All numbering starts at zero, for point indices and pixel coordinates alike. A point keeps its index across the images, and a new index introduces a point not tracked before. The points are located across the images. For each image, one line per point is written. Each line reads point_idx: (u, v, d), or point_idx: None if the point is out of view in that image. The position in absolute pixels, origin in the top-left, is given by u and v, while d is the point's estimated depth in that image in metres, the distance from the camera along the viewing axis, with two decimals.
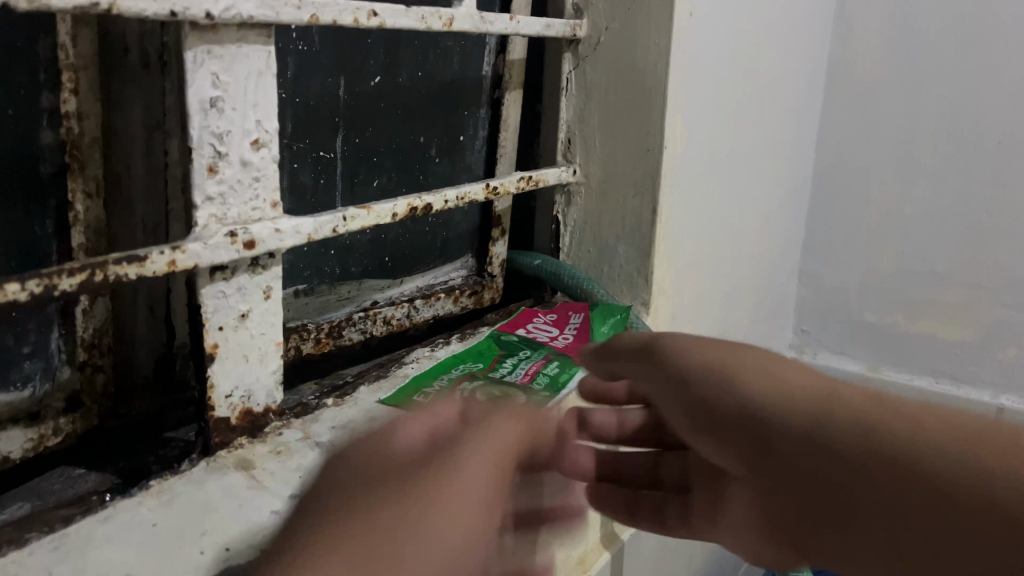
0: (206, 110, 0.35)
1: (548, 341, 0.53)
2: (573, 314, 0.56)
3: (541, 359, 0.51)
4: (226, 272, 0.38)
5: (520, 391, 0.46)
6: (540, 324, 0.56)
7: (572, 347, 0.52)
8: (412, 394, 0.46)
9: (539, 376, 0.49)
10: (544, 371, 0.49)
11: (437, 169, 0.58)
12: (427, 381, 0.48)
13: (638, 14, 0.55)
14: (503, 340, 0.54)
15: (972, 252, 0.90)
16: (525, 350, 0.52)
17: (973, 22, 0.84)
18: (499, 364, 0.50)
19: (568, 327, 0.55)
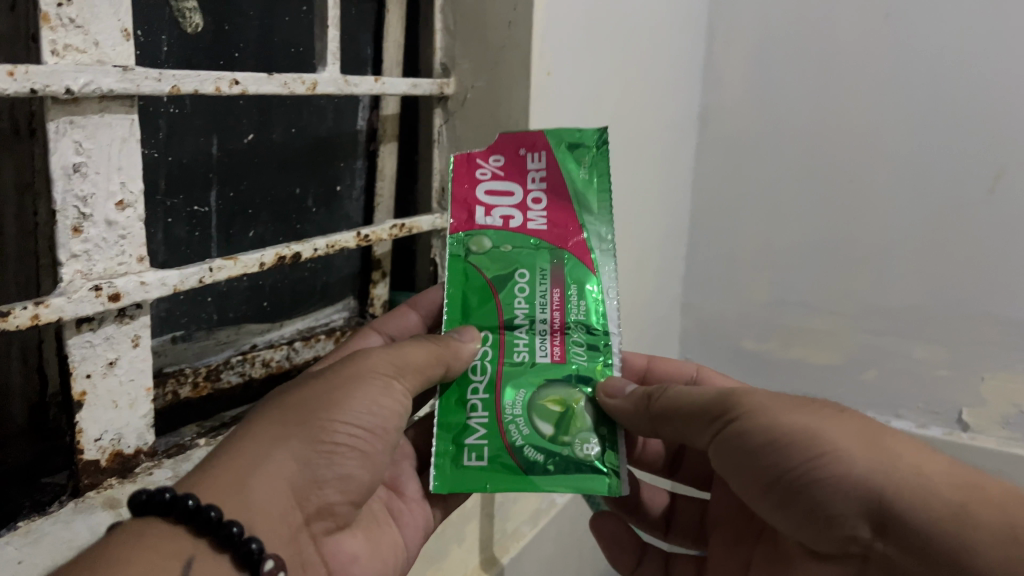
0: (69, 176, 0.38)
1: (543, 228, 0.49)
2: (533, 154, 0.50)
3: (554, 293, 0.48)
4: (93, 323, 0.40)
5: (576, 396, 0.46)
6: (501, 174, 0.50)
7: (559, 219, 0.50)
8: (459, 465, 0.44)
9: (572, 344, 0.47)
10: (569, 319, 0.48)
11: (314, 218, 0.63)
12: (460, 429, 0.45)
13: (500, 74, 0.60)
14: (487, 274, 0.49)
15: (832, 282, 0.97)
16: (521, 280, 0.48)
17: (825, 74, 0.93)
18: (514, 353, 0.47)
19: (540, 176, 0.50)
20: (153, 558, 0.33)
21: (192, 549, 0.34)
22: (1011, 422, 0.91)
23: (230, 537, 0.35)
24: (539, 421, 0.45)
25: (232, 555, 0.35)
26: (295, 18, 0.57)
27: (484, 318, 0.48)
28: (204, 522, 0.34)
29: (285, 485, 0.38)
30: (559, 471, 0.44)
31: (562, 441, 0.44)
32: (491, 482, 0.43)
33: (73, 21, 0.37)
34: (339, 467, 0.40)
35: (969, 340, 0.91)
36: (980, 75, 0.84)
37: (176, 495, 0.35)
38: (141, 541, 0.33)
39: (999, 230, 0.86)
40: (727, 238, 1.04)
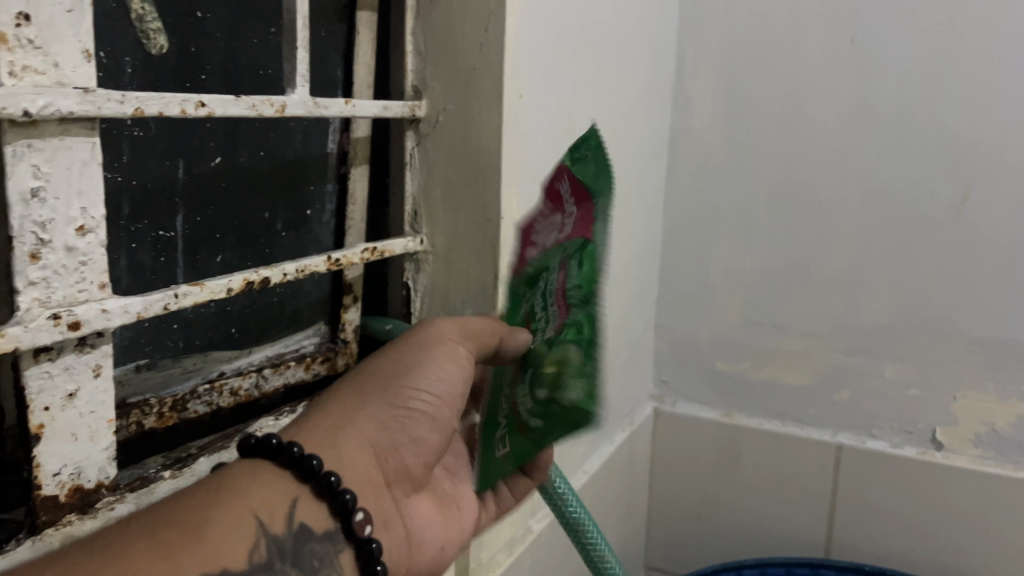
0: (27, 201, 0.37)
1: (553, 240, 0.46)
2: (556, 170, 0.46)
3: (559, 276, 0.44)
4: (52, 352, 0.39)
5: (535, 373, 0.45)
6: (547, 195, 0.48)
7: (579, 225, 0.44)
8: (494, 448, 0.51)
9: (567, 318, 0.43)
10: (569, 282, 0.42)
11: (283, 243, 0.62)
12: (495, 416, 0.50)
13: (471, 96, 0.59)
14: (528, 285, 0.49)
15: (803, 302, 0.98)
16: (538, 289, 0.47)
17: (791, 96, 0.94)
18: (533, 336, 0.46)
19: (557, 186, 0.46)
20: (256, 498, 0.38)
21: (296, 493, 0.39)
22: (984, 440, 0.91)
23: (328, 485, 0.40)
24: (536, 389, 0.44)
25: (320, 487, 0.40)
26: (263, 40, 0.56)
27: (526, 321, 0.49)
28: (323, 481, 0.40)
29: (370, 444, 0.43)
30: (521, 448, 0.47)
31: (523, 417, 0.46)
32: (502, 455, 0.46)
33: (31, 42, 0.36)
34: (416, 432, 0.45)
35: (940, 359, 0.91)
36: (942, 98, 0.85)
37: (284, 443, 0.39)
38: (255, 480, 0.38)
39: (967, 249, 0.87)
40: (697, 260, 1.04)
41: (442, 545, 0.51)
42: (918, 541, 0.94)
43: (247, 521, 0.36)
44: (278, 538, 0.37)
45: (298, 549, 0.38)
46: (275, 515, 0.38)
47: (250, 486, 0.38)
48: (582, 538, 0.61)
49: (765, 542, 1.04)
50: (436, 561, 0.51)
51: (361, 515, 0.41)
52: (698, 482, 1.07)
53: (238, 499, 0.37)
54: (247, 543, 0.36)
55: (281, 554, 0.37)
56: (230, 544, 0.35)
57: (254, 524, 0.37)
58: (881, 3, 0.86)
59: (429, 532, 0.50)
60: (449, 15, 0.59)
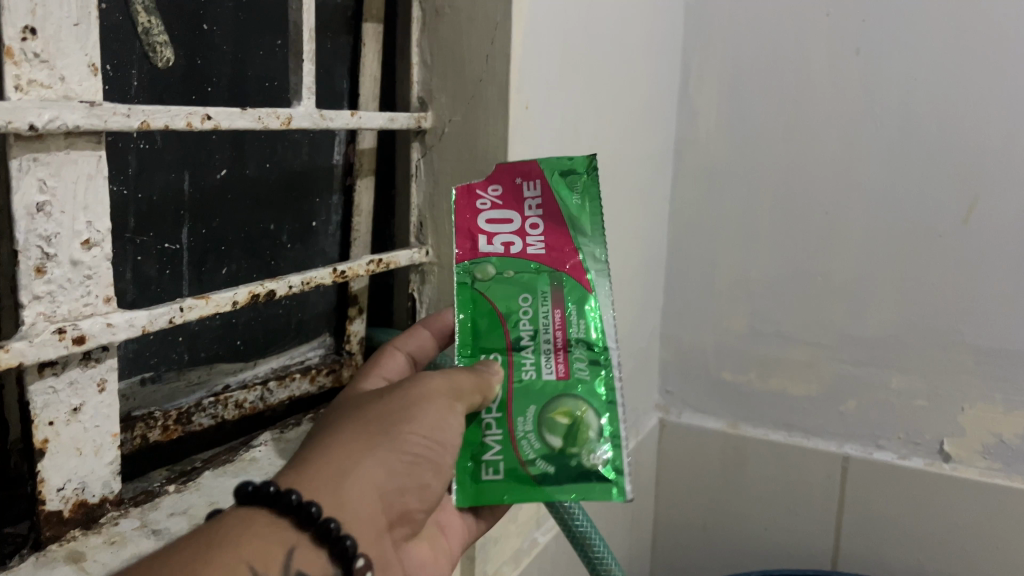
0: (32, 215, 0.37)
1: (542, 253, 0.50)
2: (529, 183, 0.49)
3: (555, 315, 0.49)
4: (57, 367, 0.39)
5: (584, 408, 0.48)
6: (498, 203, 0.50)
7: (554, 243, 0.50)
8: (479, 480, 0.47)
9: (577, 366, 0.49)
10: (573, 334, 0.49)
11: (289, 255, 0.62)
12: (475, 448, 0.47)
13: (477, 108, 0.59)
14: (495, 303, 0.50)
15: (809, 312, 0.97)
16: (524, 304, 0.49)
17: (797, 105, 0.93)
18: (522, 372, 0.49)
19: (536, 203, 0.50)
20: (249, 549, 0.34)
21: (294, 542, 0.36)
22: (991, 452, 0.90)
23: (329, 532, 0.36)
24: (549, 434, 0.47)
25: (319, 536, 0.36)
26: (269, 52, 0.56)
27: (495, 341, 0.50)
28: (323, 529, 0.36)
29: (376, 492, 0.39)
30: (567, 483, 0.46)
31: (571, 451, 0.47)
32: (507, 494, 0.47)
33: (38, 56, 0.35)
34: (419, 477, 0.42)
35: (947, 369, 0.91)
36: (949, 107, 0.85)
37: (282, 490, 0.36)
38: (248, 529, 0.35)
39: (974, 259, 0.87)
40: (702, 270, 1.04)
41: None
42: (925, 552, 0.93)
43: (241, 571, 0.33)
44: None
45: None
46: (270, 565, 0.34)
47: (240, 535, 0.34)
48: (589, 553, 0.60)
49: (769, 553, 1.04)
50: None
51: (362, 561, 0.37)
52: (702, 492, 1.06)
53: (229, 550, 0.33)
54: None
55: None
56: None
57: (248, 574, 0.33)
58: (887, 10, 0.86)
59: (427, 574, 0.46)
60: (455, 27, 0.59)
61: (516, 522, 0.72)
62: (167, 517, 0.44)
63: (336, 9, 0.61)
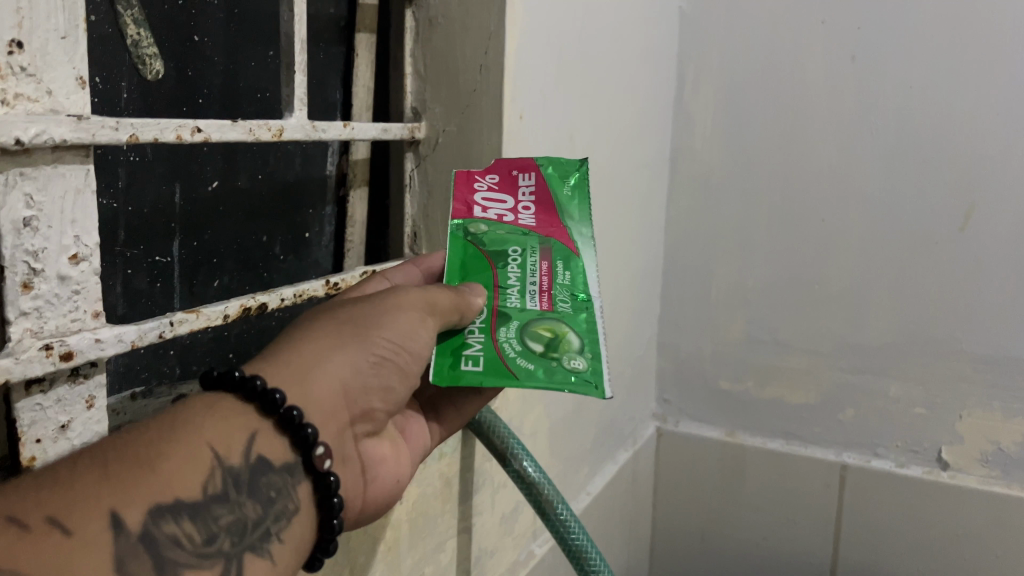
0: (19, 230, 0.36)
1: (532, 224, 0.52)
2: (524, 174, 0.53)
3: (543, 264, 0.50)
4: (44, 384, 0.38)
5: (565, 328, 0.46)
6: (494, 184, 0.53)
7: (543, 216, 0.52)
8: (456, 367, 0.43)
9: (560, 301, 0.48)
10: (558, 278, 0.49)
11: (282, 266, 0.61)
12: (456, 342, 0.45)
13: (471, 118, 0.59)
14: (485, 249, 0.50)
15: (807, 320, 0.97)
16: (513, 253, 0.50)
17: (793, 114, 0.93)
18: (508, 299, 0.47)
19: (529, 190, 0.53)
20: (212, 430, 0.34)
21: (255, 426, 0.36)
22: (990, 459, 0.90)
23: (291, 420, 0.36)
24: (530, 341, 0.45)
25: (279, 422, 0.36)
26: (260, 63, 0.56)
27: (482, 278, 0.49)
28: (286, 417, 0.36)
29: (340, 387, 0.39)
30: (550, 377, 0.43)
31: (552, 356, 0.44)
32: (485, 379, 0.42)
33: (25, 69, 0.35)
34: (384, 379, 0.41)
35: (945, 377, 0.90)
36: (946, 115, 0.84)
37: (246, 375, 0.35)
38: (214, 412, 0.35)
39: (972, 266, 0.86)
40: (698, 278, 1.04)
41: (399, 478, 0.46)
42: (925, 561, 0.93)
43: (202, 450, 0.33)
44: (235, 470, 0.34)
45: (254, 481, 0.35)
46: (232, 447, 0.34)
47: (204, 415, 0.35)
48: (588, 570, 0.59)
49: (769, 563, 1.03)
50: (394, 493, 0.46)
51: (322, 449, 0.37)
52: (701, 502, 1.06)
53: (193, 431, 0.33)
54: (202, 474, 0.33)
55: (237, 487, 0.34)
56: (185, 478, 0.32)
57: (208, 453, 0.33)
58: (884, 19, 0.86)
59: (385, 467, 0.45)
60: (449, 37, 0.59)
61: (512, 534, 0.71)
62: None
63: (329, 19, 0.61)
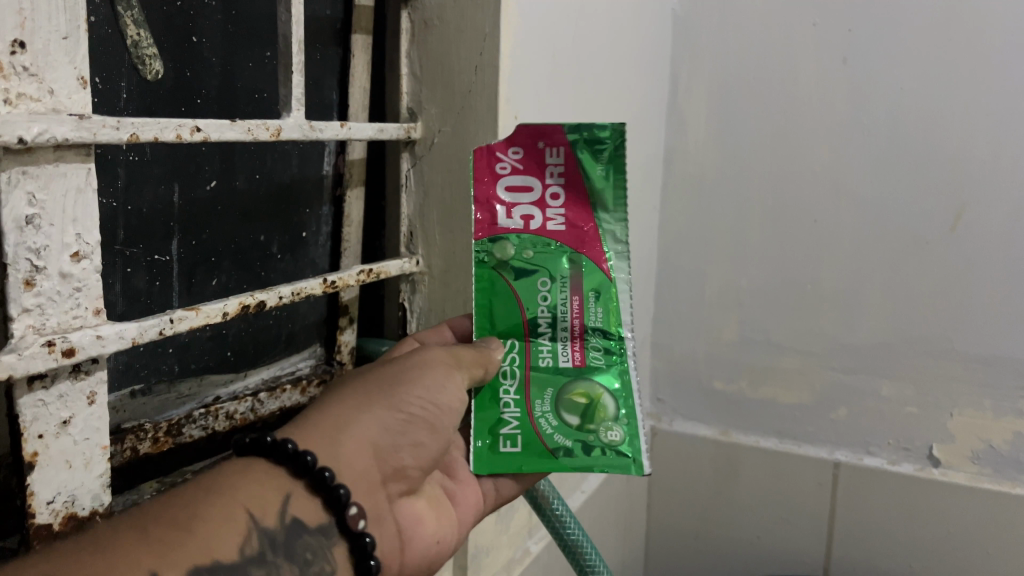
0: (22, 228, 0.37)
1: (562, 229, 0.53)
2: (552, 149, 0.52)
3: (574, 300, 0.54)
4: (46, 380, 0.39)
5: (598, 391, 0.52)
6: (519, 169, 0.53)
7: (574, 217, 0.53)
8: (496, 450, 0.51)
9: (592, 354, 0.53)
10: (589, 321, 0.54)
11: (279, 265, 0.62)
12: (496, 420, 0.52)
13: (466, 119, 0.59)
14: (515, 280, 0.53)
15: (799, 320, 0.98)
16: (543, 286, 0.53)
17: (785, 116, 0.94)
18: (539, 358, 0.53)
19: (558, 170, 0.53)
20: (248, 494, 0.38)
21: (289, 488, 0.39)
22: (980, 457, 0.91)
23: (323, 481, 0.40)
24: (567, 413, 0.51)
25: (312, 483, 0.40)
26: (257, 64, 0.57)
27: (513, 322, 0.54)
28: (318, 478, 0.40)
29: (371, 447, 0.43)
30: (587, 455, 0.50)
31: (588, 428, 0.51)
32: (524, 463, 0.50)
33: (27, 69, 0.36)
34: (414, 437, 0.45)
35: (936, 375, 0.91)
36: (935, 117, 0.85)
37: (278, 440, 0.39)
38: (248, 476, 0.39)
39: (961, 267, 0.87)
40: (692, 279, 1.04)
41: (438, 540, 0.49)
42: (917, 559, 0.94)
43: (240, 513, 0.37)
44: (271, 531, 0.38)
45: (289, 542, 0.38)
46: (268, 509, 0.38)
47: (241, 481, 0.38)
48: (583, 564, 0.60)
49: (763, 562, 1.04)
50: (430, 556, 0.49)
51: (354, 509, 0.41)
52: (695, 501, 1.07)
53: (230, 497, 0.37)
54: (239, 537, 0.36)
55: (273, 547, 0.38)
56: (222, 541, 0.35)
57: (246, 517, 0.37)
58: (875, 20, 0.87)
59: (422, 530, 0.48)
60: (443, 38, 0.59)
61: (508, 532, 0.72)
62: None
63: (325, 21, 0.62)
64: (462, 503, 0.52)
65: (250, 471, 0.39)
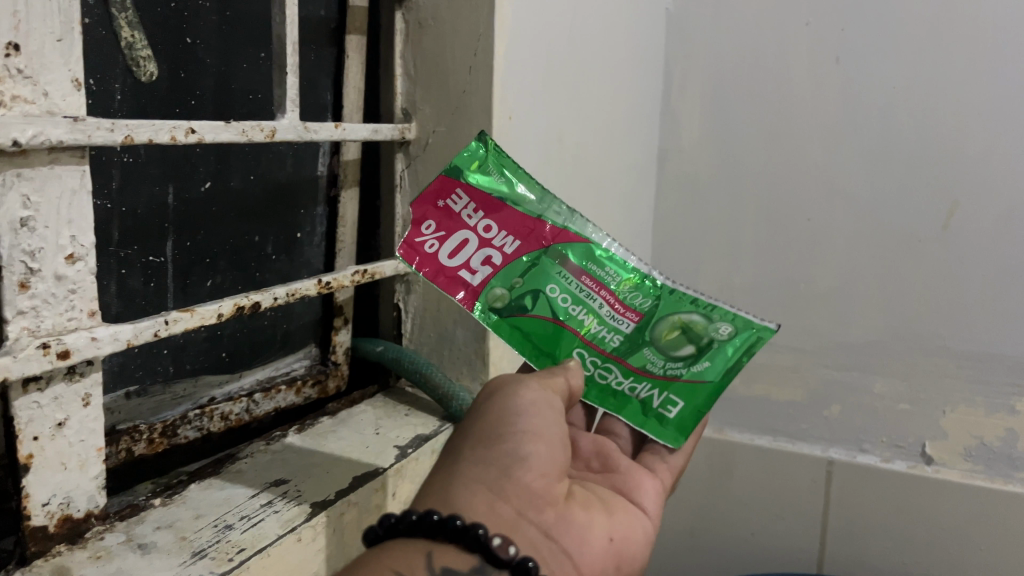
0: (16, 230, 0.37)
1: (518, 245, 0.49)
2: (451, 196, 0.48)
3: (584, 279, 0.49)
4: (41, 382, 0.39)
5: (676, 314, 0.48)
6: (443, 236, 0.49)
7: (516, 227, 0.49)
8: (664, 420, 0.50)
9: (638, 297, 0.49)
10: (606, 279, 0.49)
11: (274, 265, 0.62)
12: (637, 408, 0.50)
13: (460, 119, 0.60)
14: (534, 314, 0.49)
15: (793, 317, 0.98)
16: (557, 296, 0.49)
17: (778, 114, 0.95)
18: (609, 344, 0.50)
19: (471, 209, 0.48)
20: (392, 559, 0.36)
21: (428, 548, 0.37)
22: (973, 454, 0.91)
23: (455, 528, 0.37)
24: (680, 348, 0.48)
25: (448, 536, 0.37)
26: (252, 65, 0.57)
27: (563, 344, 0.50)
28: (450, 528, 0.37)
29: (484, 485, 0.40)
30: (724, 360, 0.48)
31: (704, 343, 0.48)
32: (698, 407, 0.49)
33: (21, 71, 0.35)
34: (522, 452, 0.42)
35: (929, 373, 0.92)
36: (928, 115, 0.86)
37: (400, 514, 0.38)
38: (387, 552, 0.36)
39: (954, 264, 0.87)
40: (685, 278, 1.05)
41: (612, 537, 0.46)
42: (911, 555, 0.94)
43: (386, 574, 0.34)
44: None
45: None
46: (413, 564, 0.36)
47: (380, 556, 0.36)
48: None
49: (757, 559, 1.04)
50: (611, 554, 0.45)
51: (499, 539, 0.37)
52: (690, 499, 1.07)
53: (374, 566, 0.35)
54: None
55: None
56: None
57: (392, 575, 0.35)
58: (868, 20, 0.87)
59: (589, 540, 0.44)
60: (438, 38, 0.59)
61: None
62: (153, 530, 0.44)
63: (320, 21, 0.62)
64: (638, 493, 0.51)
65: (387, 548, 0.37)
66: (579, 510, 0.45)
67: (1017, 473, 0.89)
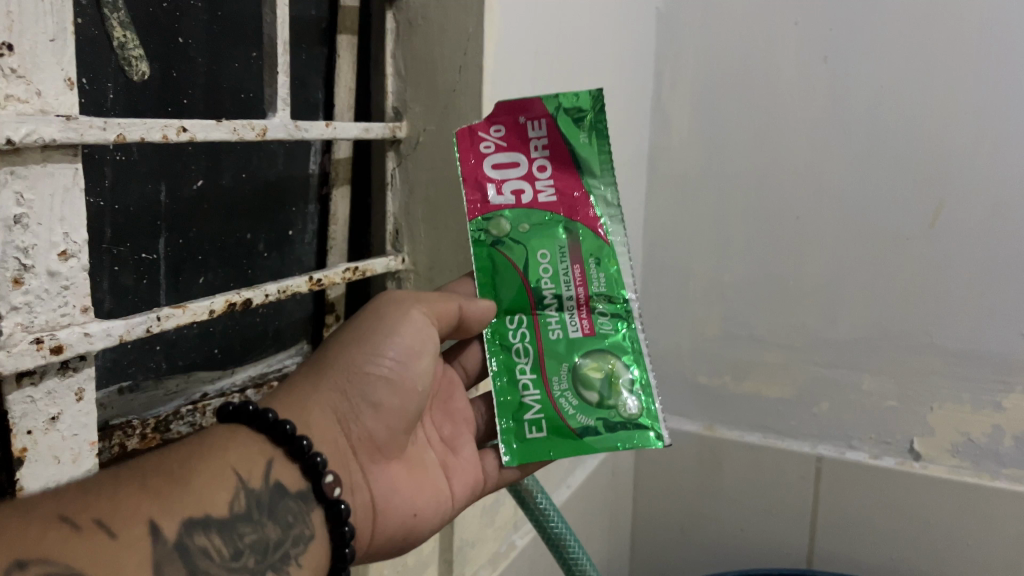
0: (10, 227, 0.37)
1: (550, 196, 0.57)
2: (533, 122, 0.56)
3: (575, 270, 0.58)
4: (35, 376, 0.39)
5: (612, 362, 0.57)
6: (501, 146, 0.56)
7: (561, 185, 0.57)
8: (524, 435, 0.56)
9: (598, 318, 0.58)
10: (593, 283, 0.58)
11: (266, 262, 0.63)
12: (518, 410, 0.56)
13: (450, 118, 0.60)
14: (512, 259, 0.57)
15: (781, 315, 0.99)
16: (543, 259, 0.57)
17: (767, 113, 0.95)
18: (550, 331, 0.57)
19: (541, 144, 0.57)
20: (236, 457, 0.42)
21: (271, 455, 0.44)
22: (959, 450, 0.92)
23: (301, 449, 0.44)
24: (588, 391, 0.56)
25: (293, 452, 0.44)
26: (244, 65, 0.57)
27: (520, 299, 0.58)
28: (297, 447, 0.44)
29: (332, 416, 0.48)
30: (609, 431, 0.56)
31: (607, 403, 0.56)
32: (551, 448, 0.55)
33: (15, 72, 0.36)
34: (371, 395, 0.49)
35: (916, 372, 0.92)
36: (915, 114, 0.87)
37: (260, 410, 0.44)
38: (235, 442, 0.43)
39: (939, 261, 0.88)
40: (676, 275, 1.06)
41: (415, 512, 0.53)
42: (899, 550, 0.95)
43: (228, 475, 0.41)
44: (256, 492, 0.42)
45: (273, 502, 0.42)
46: (253, 471, 0.42)
47: (229, 444, 0.43)
48: (566, 556, 0.61)
49: (746, 555, 1.05)
50: (408, 525, 0.52)
51: (330, 478, 0.45)
52: (680, 493, 1.08)
53: (219, 458, 0.41)
54: (227, 494, 0.40)
55: (258, 509, 0.41)
56: (214, 498, 0.39)
57: (233, 478, 0.41)
58: (857, 20, 0.88)
59: (398, 496, 0.52)
60: (427, 38, 0.60)
61: (494, 525, 0.73)
62: None
63: (311, 21, 0.62)
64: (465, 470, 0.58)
65: (236, 437, 0.43)
66: (402, 471, 0.53)
67: (1004, 469, 0.90)
